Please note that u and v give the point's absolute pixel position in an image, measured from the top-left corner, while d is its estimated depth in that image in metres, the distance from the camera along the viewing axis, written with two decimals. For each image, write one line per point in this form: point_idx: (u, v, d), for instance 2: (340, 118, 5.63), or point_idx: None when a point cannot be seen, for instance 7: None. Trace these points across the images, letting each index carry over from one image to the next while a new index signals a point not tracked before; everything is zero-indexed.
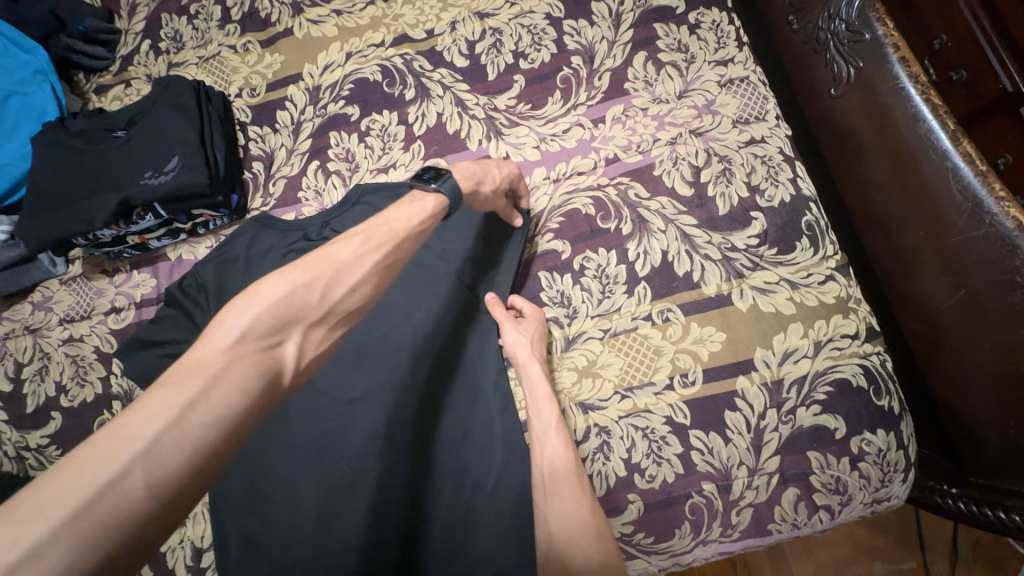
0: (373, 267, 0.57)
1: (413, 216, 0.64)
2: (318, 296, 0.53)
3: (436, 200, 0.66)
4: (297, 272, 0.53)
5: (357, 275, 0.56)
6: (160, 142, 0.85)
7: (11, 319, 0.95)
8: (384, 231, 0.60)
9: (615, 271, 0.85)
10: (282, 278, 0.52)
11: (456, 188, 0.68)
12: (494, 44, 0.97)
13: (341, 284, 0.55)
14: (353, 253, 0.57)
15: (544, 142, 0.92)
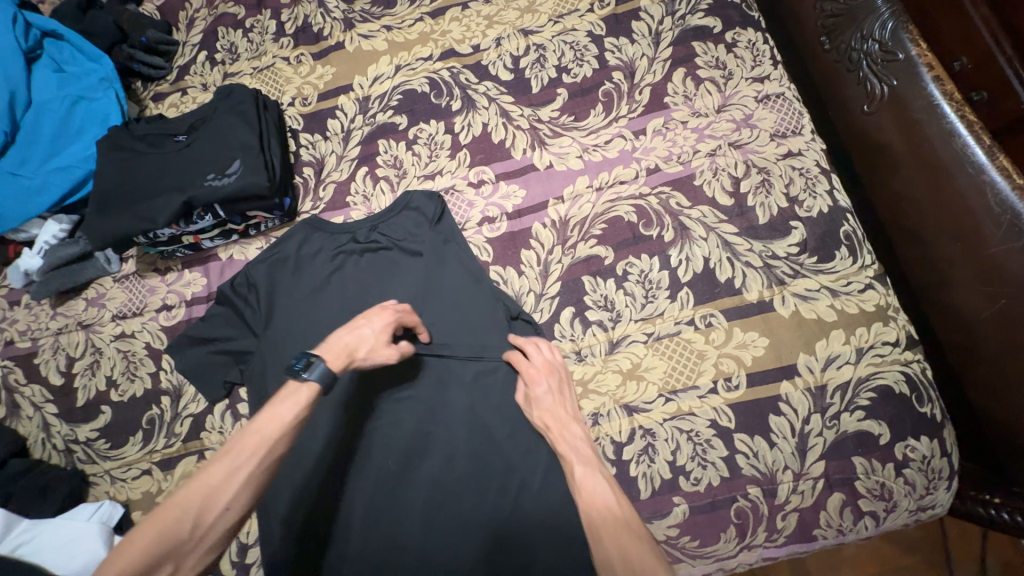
0: (248, 481, 0.54)
1: (287, 411, 0.59)
2: (191, 525, 0.51)
3: (307, 390, 0.61)
4: (167, 507, 0.51)
5: (227, 497, 0.53)
6: (223, 146, 0.88)
7: (64, 315, 0.97)
8: (258, 436, 0.56)
9: (658, 277, 0.87)
10: (158, 515, 0.51)
11: (326, 375, 0.62)
12: (537, 60, 1.01)
13: (217, 507, 0.52)
14: (224, 474, 0.53)
15: (586, 152, 0.95)
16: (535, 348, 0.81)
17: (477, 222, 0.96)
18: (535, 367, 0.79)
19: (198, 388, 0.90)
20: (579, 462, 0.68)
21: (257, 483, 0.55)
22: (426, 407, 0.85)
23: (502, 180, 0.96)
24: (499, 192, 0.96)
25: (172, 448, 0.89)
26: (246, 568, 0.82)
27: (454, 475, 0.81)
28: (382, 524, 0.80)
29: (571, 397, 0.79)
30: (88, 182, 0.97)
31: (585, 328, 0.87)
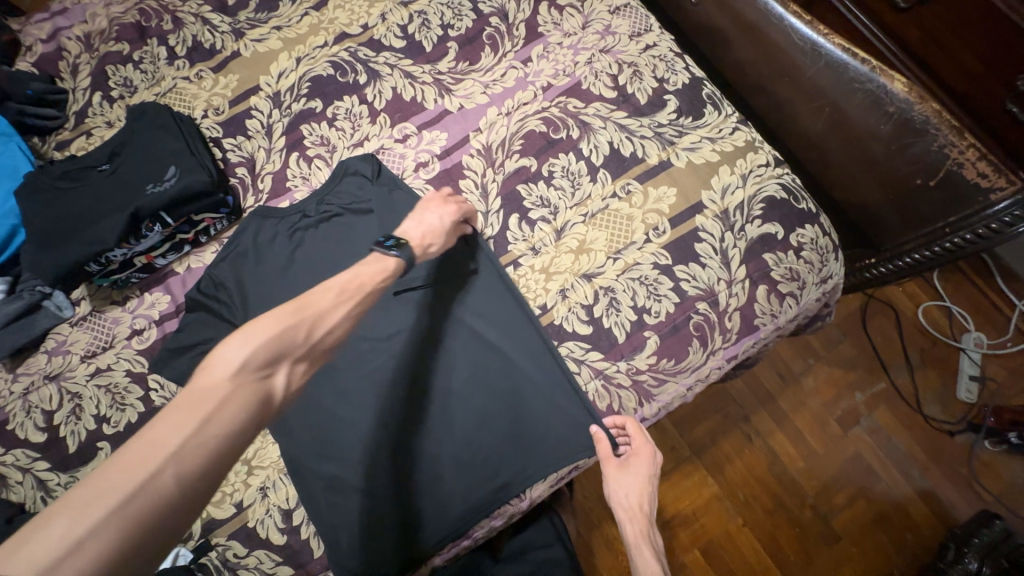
0: (348, 313, 0.67)
1: (376, 271, 0.73)
2: (304, 335, 0.62)
3: (394, 262, 0.75)
4: (287, 314, 0.62)
5: (336, 318, 0.65)
6: (153, 159, 0.93)
7: (29, 373, 0.95)
8: (353, 284, 0.70)
9: (578, 167, 1.03)
10: (273, 318, 0.60)
11: (414, 254, 0.78)
12: (422, 23, 1.14)
13: (323, 324, 0.64)
14: (331, 302, 0.66)
15: (488, 88, 1.09)
16: (630, 436, 0.89)
17: (413, 169, 1.06)
18: (630, 454, 0.88)
19: None
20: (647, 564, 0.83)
21: (347, 322, 0.66)
22: (416, 336, 0.93)
23: (424, 129, 1.08)
24: (425, 140, 1.07)
25: None
26: (296, 530, 0.86)
27: (460, 383, 0.90)
28: (410, 446, 0.87)
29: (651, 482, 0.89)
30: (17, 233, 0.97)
31: (533, 227, 1.00)
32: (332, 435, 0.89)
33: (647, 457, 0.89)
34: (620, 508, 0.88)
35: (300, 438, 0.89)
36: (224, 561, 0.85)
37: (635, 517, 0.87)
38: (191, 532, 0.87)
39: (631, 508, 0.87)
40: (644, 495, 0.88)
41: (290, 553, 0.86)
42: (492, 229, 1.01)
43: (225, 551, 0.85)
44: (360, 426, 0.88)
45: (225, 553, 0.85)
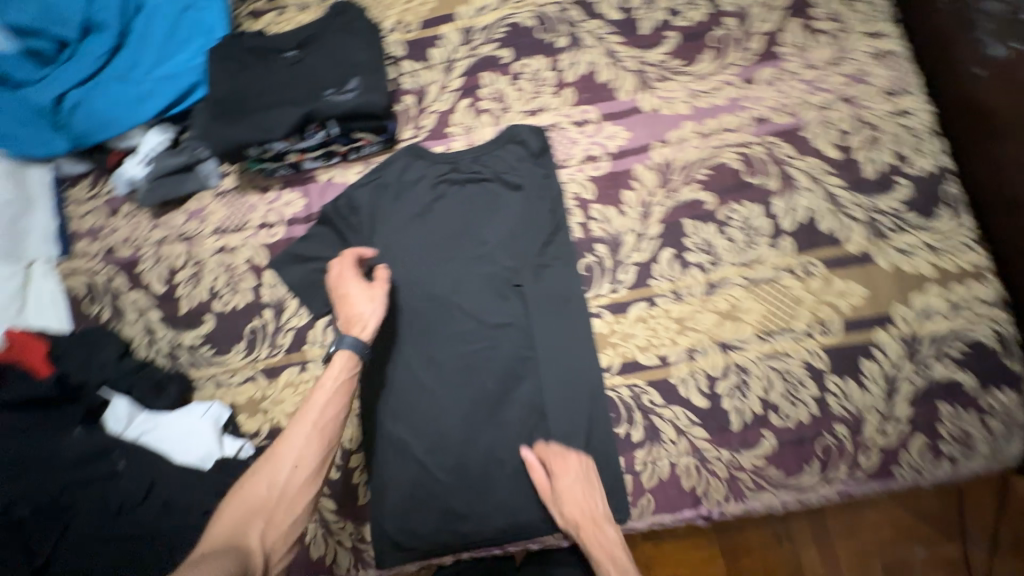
0: (304, 435, 0.71)
1: (331, 378, 0.76)
2: (268, 487, 0.68)
3: (340, 359, 0.76)
4: (235, 512, 0.66)
5: (295, 447, 0.70)
6: (339, 64, 0.89)
7: (167, 227, 1.00)
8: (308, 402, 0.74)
9: (760, 223, 0.89)
10: (240, 492, 0.68)
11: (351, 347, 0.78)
12: (649, 1, 1.01)
13: (282, 467, 0.69)
14: (294, 436, 0.71)
15: (694, 98, 0.95)
16: (547, 445, 0.82)
17: (580, 159, 0.96)
18: (554, 464, 0.81)
19: (302, 301, 0.93)
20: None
21: (309, 441, 0.71)
22: (522, 334, 0.88)
23: (607, 120, 0.97)
24: (603, 132, 0.97)
25: (276, 358, 0.93)
26: (349, 473, 0.88)
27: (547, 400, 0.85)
28: (481, 440, 0.86)
29: (598, 483, 0.81)
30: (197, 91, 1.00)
31: (684, 269, 0.89)
32: (410, 399, 0.88)
33: (574, 462, 0.81)
34: (569, 521, 0.78)
35: (382, 388, 0.89)
36: None
37: (585, 526, 0.77)
38: (258, 430, 0.90)
39: (578, 516, 0.78)
40: (590, 496, 0.79)
41: (339, 488, 0.88)
42: (641, 255, 0.91)
43: None
44: (439, 402, 0.87)
45: None
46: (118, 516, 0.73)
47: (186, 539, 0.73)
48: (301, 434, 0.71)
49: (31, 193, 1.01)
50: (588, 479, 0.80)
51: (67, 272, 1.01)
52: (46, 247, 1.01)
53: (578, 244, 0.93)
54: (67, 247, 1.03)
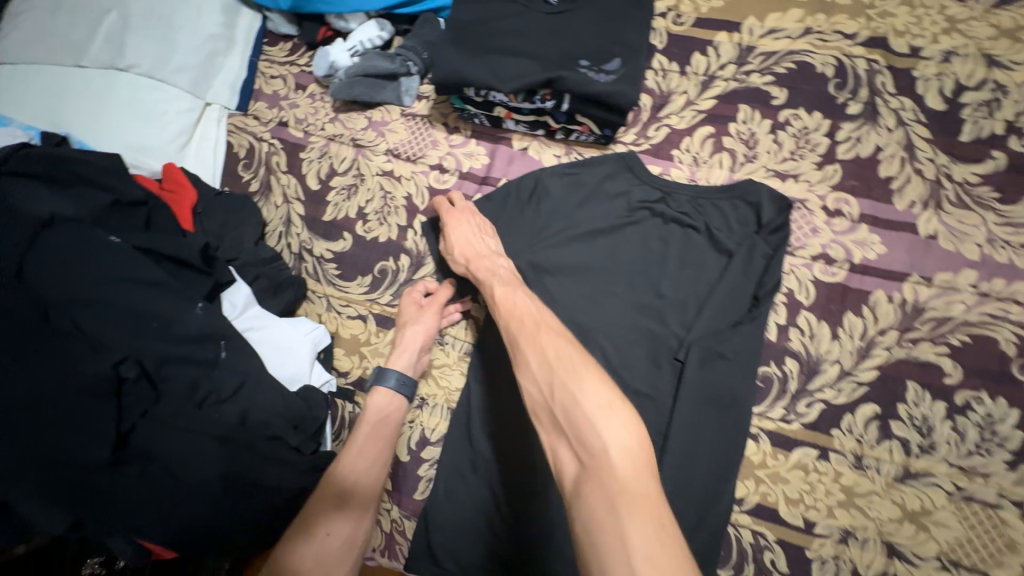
0: (369, 450, 0.73)
1: (386, 402, 0.78)
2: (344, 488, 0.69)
3: (377, 395, 0.78)
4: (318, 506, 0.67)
5: (361, 461, 0.72)
6: (606, 37, 0.76)
7: (344, 126, 0.93)
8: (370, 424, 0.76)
9: (1007, 433, 0.70)
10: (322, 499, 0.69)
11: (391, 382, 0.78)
12: (990, 102, 0.78)
13: (352, 474, 0.70)
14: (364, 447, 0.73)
15: (991, 245, 0.75)
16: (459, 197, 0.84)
17: (813, 255, 0.78)
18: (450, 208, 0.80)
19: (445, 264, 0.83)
20: (499, 283, 0.67)
21: (373, 458, 0.72)
22: (659, 416, 0.75)
23: (866, 223, 0.78)
24: (854, 235, 0.78)
25: (393, 309, 0.86)
26: (419, 461, 0.81)
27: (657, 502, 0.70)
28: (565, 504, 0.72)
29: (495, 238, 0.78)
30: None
31: (881, 438, 0.72)
32: (507, 418, 0.76)
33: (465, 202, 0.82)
34: (465, 265, 0.74)
35: (483, 393, 0.78)
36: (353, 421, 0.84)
37: (474, 260, 0.73)
38: (347, 371, 0.85)
39: (467, 252, 0.75)
40: (482, 239, 0.76)
41: (399, 471, 0.81)
42: (835, 396, 0.74)
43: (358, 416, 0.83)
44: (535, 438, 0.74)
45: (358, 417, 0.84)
46: (204, 407, 0.68)
47: (254, 462, 0.69)
48: (366, 448, 0.73)
49: (236, 35, 0.97)
50: (476, 226, 0.78)
51: (234, 127, 0.96)
52: (227, 94, 0.95)
53: (766, 347, 0.77)
54: (246, 103, 0.97)
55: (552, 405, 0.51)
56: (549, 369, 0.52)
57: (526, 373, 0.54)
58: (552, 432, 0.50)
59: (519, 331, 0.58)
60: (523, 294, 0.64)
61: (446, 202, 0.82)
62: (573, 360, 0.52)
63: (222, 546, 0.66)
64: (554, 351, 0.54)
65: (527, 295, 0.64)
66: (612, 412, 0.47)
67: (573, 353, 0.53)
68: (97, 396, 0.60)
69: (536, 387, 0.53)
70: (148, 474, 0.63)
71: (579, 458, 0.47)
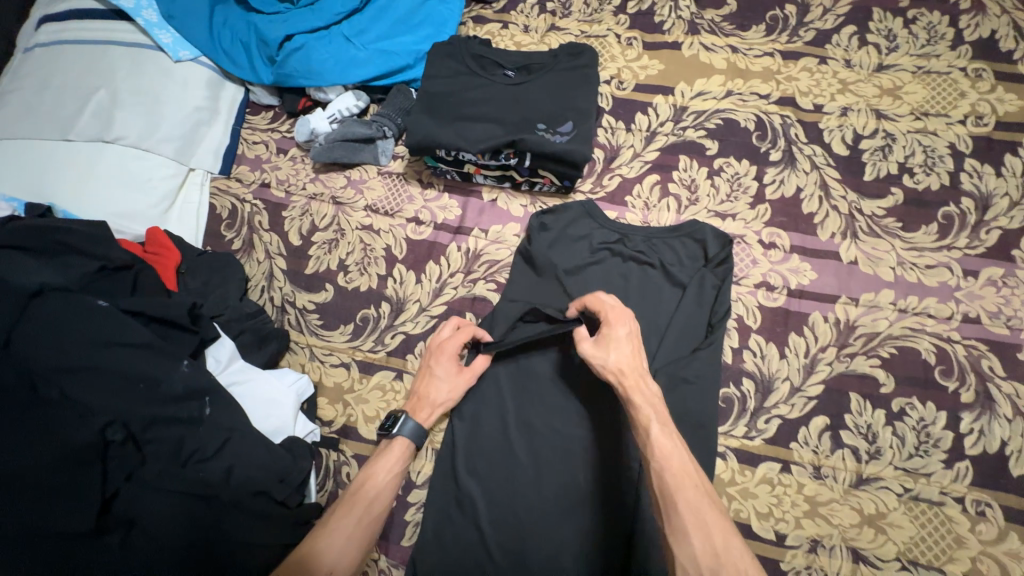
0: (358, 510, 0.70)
1: (391, 462, 0.76)
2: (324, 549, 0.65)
3: (395, 444, 0.77)
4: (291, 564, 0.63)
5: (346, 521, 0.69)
6: (559, 103, 0.87)
7: (324, 185, 1.00)
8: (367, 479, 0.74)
9: (939, 434, 0.78)
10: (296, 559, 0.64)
11: (414, 431, 0.77)
12: (883, 148, 0.92)
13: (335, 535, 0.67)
14: (353, 509, 0.70)
15: (902, 267, 0.86)
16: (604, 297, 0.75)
17: (755, 283, 0.88)
18: (611, 313, 0.71)
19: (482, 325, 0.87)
20: (656, 420, 0.62)
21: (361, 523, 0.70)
22: None
23: (796, 253, 0.89)
24: (788, 264, 0.88)
25: (375, 354, 0.89)
26: (405, 506, 0.83)
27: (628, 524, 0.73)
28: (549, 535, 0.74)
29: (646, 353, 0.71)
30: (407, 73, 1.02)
31: (834, 448, 0.79)
32: (491, 454, 0.79)
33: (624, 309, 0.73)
34: (614, 377, 0.67)
35: (467, 431, 0.81)
36: (338, 470, 0.84)
37: (628, 378, 0.66)
38: (332, 420, 0.86)
39: (623, 366, 0.67)
40: (639, 356, 0.68)
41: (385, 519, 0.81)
42: (789, 411, 0.81)
43: (342, 464, 0.84)
44: (521, 472, 0.77)
45: (342, 465, 0.84)
46: (187, 466, 0.68)
47: (237, 520, 0.69)
48: (355, 508, 0.71)
49: (220, 106, 1.04)
50: (637, 339, 0.70)
51: (217, 190, 1.02)
52: (212, 160, 1.01)
53: (724, 369, 0.84)
54: (229, 168, 1.03)
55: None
56: (715, 558, 0.52)
57: (684, 543, 0.53)
58: None
59: (676, 489, 0.56)
60: (680, 444, 0.60)
61: (605, 305, 0.73)
62: (739, 558, 0.52)
63: None
64: (720, 535, 0.53)
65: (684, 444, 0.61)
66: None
67: (738, 544, 0.53)
68: (82, 463, 0.61)
69: (695, 566, 0.52)
70: (130, 541, 0.63)
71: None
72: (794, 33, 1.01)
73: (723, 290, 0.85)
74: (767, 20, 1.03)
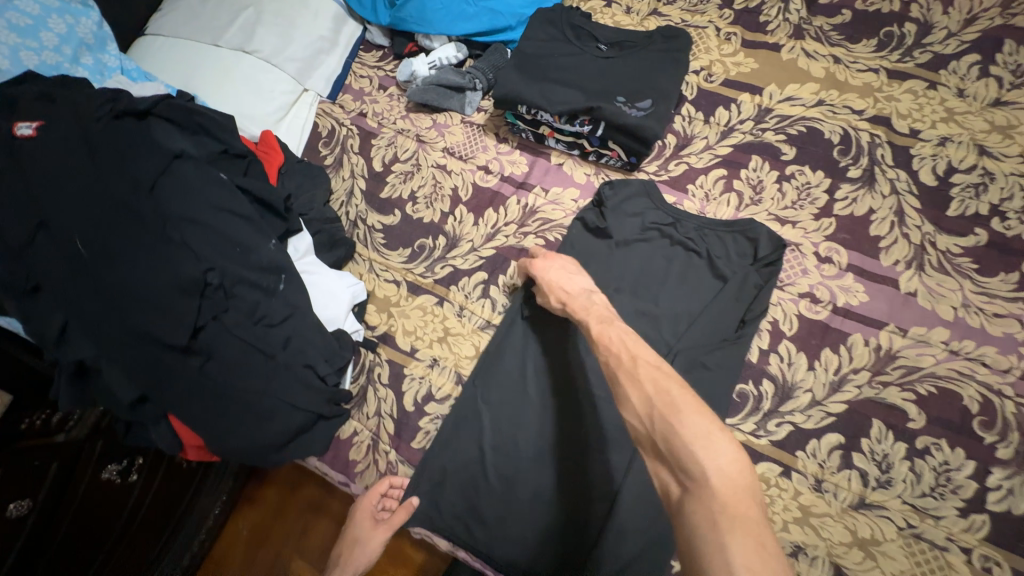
0: None
1: None
2: None
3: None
4: None
5: None
6: (643, 81, 0.90)
7: (412, 123, 1.10)
8: None
9: (961, 481, 0.75)
10: None
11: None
12: (977, 185, 0.87)
13: None
14: None
15: (966, 309, 0.82)
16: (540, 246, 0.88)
17: (800, 292, 0.88)
18: (541, 261, 0.83)
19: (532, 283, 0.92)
20: (594, 321, 0.68)
21: None
22: None
23: (852, 272, 0.87)
24: (840, 281, 0.87)
25: (424, 279, 0.98)
26: (421, 413, 0.90)
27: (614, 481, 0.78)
28: (545, 471, 0.80)
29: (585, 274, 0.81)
30: (507, 34, 1.09)
31: (842, 466, 0.78)
32: (509, 388, 0.86)
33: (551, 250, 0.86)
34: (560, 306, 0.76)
35: (491, 362, 0.89)
36: (371, 369, 0.94)
37: (568, 299, 0.75)
38: (376, 326, 0.97)
39: (563, 291, 0.77)
40: (568, 277, 0.78)
41: (401, 419, 0.91)
42: (803, 421, 0.81)
43: (375, 365, 0.94)
44: (531, 409, 0.84)
45: (376, 365, 0.94)
46: (257, 326, 0.81)
47: (285, 378, 0.81)
48: None
49: (340, 39, 1.17)
50: (574, 267, 0.81)
51: (322, 111, 1.15)
52: (323, 85, 1.14)
53: (746, 367, 0.85)
54: (336, 94, 1.16)
55: (653, 434, 0.53)
56: (648, 403, 0.54)
57: (627, 406, 0.57)
58: (659, 461, 0.53)
59: (615, 365, 0.60)
60: (616, 329, 0.65)
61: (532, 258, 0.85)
62: (669, 390, 0.54)
63: (239, 449, 0.79)
64: (653, 385, 0.55)
65: (622, 327, 0.66)
66: (713, 441, 0.49)
67: (670, 382, 0.55)
68: (186, 294, 0.74)
69: (639, 418, 0.55)
70: (205, 371, 0.76)
71: (681, 481, 0.50)
72: (907, 53, 0.97)
73: (764, 291, 0.86)
74: (881, 36, 0.99)
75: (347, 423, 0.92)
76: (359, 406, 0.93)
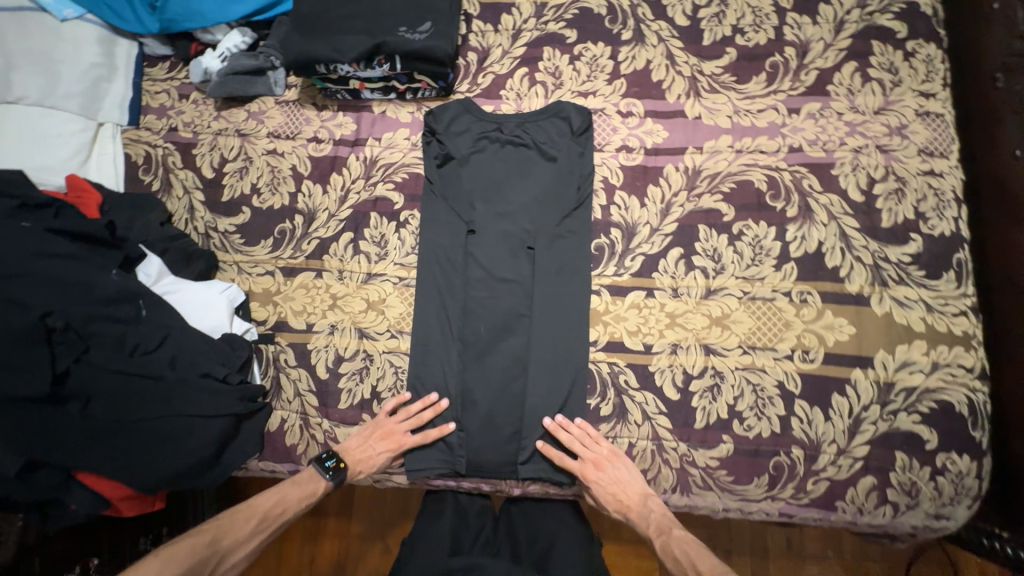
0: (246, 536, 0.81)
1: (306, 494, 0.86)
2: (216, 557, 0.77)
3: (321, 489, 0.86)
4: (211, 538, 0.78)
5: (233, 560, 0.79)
6: (417, 7, 0.96)
7: (227, 121, 1.08)
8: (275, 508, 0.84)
9: (770, 245, 0.93)
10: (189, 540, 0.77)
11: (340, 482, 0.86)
12: (717, 14, 1.04)
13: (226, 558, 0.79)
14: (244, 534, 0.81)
15: (737, 114, 0.99)
16: (565, 427, 0.88)
17: (616, 147, 1.01)
18: (582, 463, 0.86)
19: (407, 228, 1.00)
20: (657, 533, 0.83)
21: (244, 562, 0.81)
22: (522, 294, 0.94)
23: (649, 117, 1.01)
24: (643, 127, 1.01)
25: (295, 260, 1.00)
26: (337, 376, 0.94)
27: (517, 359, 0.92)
28: (464, 374, 0.92)
29: (633, 472, 0.87)
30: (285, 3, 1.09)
31: (688, 271, 0.94)
32: (413, 322, 0.95)
33: (587, 430, 0.88)
34: (617, 512, 0.86)
35: (388, 307, 0.97)
36: (276, 358, 0.96)
37: (632, 512, 0.85)
38: (265, 320, 0.98)
39: (618, 503, 0.85)
40: (623, 490, 0.85)
41: (322, 390, 0.94)
42: (650, 250, 0.95)
43: (279, 353, 0.96)
44: (439, 332, 0.94)
45: (279, 353, 0.96)
46: (132, 356, 0.81)
47: (183, 391, 0.82)
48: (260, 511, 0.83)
49: (117, 62, 1.10)
50: (620, 466, 0.87)
51: (129, 140, 1.09)
52: (119, 114, 1.08)
53: (595, 224, 0.97)
54: (136, 118, 1.10)
55: None
56: None
57: None
58: None
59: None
60: (679, 541, 0.82)
61: (578, 466, 0.86)
62: None
63: (164, 477, 0.79)
64: None
65: (682, 539, 0.82)
66: None
67: None
68: (30, 344, 0.73)
69: None
70: (90, 410, 0.78)
71: None
72: None
73: (586, 159, 0.99)
74: None
75: (273, 415, 0.94)
76: (277, 396, 0.95)
